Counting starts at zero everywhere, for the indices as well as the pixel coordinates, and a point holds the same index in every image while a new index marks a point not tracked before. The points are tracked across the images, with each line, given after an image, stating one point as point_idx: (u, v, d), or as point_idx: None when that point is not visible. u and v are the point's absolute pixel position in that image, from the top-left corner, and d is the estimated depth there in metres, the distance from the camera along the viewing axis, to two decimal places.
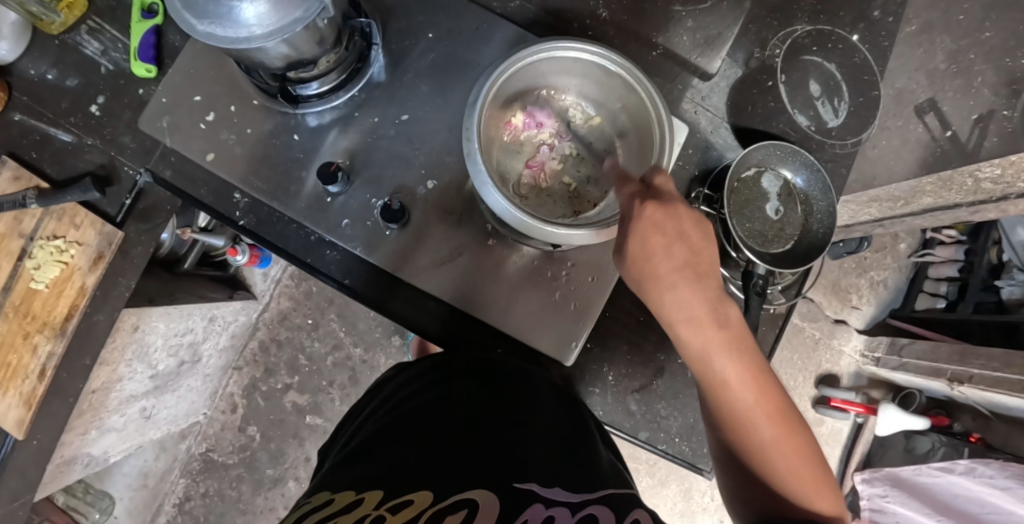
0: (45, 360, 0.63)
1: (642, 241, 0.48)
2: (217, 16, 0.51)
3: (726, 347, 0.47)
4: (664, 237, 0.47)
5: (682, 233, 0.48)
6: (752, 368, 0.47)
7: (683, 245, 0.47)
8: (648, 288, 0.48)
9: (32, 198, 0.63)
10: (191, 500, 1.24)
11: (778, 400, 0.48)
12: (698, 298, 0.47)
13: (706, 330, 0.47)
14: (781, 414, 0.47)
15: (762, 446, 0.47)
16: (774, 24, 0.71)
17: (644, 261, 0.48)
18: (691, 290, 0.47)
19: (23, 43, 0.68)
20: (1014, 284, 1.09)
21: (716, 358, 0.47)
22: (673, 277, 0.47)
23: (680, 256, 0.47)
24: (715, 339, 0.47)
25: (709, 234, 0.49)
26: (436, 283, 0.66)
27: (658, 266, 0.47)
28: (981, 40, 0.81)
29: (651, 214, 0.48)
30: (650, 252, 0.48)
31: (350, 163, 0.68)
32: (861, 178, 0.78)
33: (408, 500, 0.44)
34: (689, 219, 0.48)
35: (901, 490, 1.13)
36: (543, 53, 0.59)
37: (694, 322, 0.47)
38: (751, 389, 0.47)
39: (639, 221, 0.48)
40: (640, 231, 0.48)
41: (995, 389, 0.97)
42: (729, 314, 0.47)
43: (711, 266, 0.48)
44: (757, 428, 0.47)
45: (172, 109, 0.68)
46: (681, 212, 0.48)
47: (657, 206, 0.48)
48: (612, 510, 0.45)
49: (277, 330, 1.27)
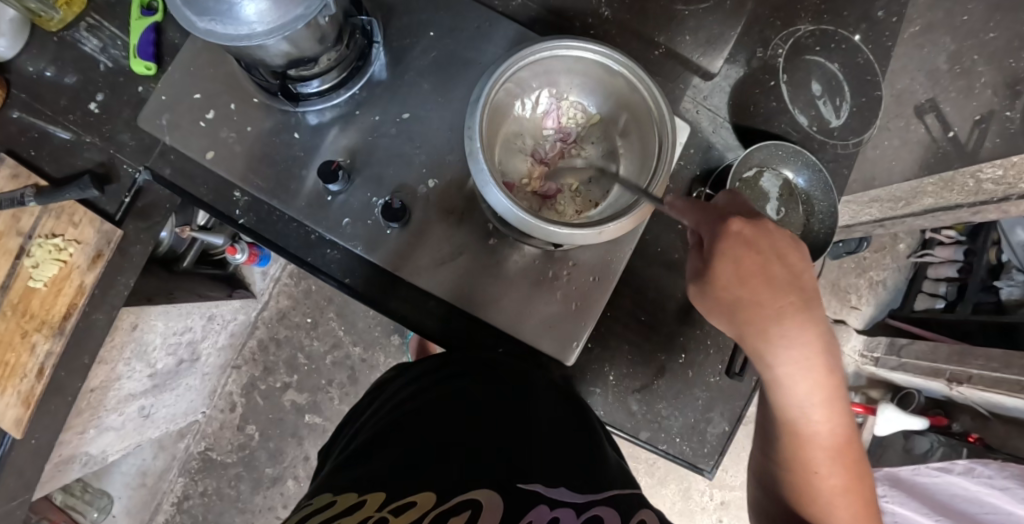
0: (43, 359, 0.63)
1: (744, 266, 0.43)
2: (218, 13, 0.50)
3: (823, 396, 0.45)
4: (767, 264, 0.43)
5: (783, 262, 0.44)
6: (837, 414, 0.46)
7: (786, 276, 0.44)
8: (740, 316, 0.44)
9: (30, 195, 0.62)
10: (190, 499, 1.24)
11: (850, 444, 0.47)
12: (801, 336, 0.43)
13: (806, 372, 0.44)
14: (848, 463, 0.48)
15: (827, 490, 0.47)
16: (777, 24, 0.71)
17: (741, 289, 0.43)
18: (794, 328, 0.43)
19: (22, 39, 0.67)
20: (1013, 285, 1.10)
21: (812, 405, 0.45)
22: (775, 312, 0.43)
23: (780, 289, 0.44)
24: (813, 386, 0.45)
25: (809, 263, 0.45)
26: (438, 282, 0.66)
27: (758, 296, 0.43)
28: (983, 40, 0.81)
29: (745, 231, 0.43)
30: (750, 280, 0.43)
31: (350, 161, 0.67)
32: (860, 178, 0.78)
33: (412, 501, 0.44)
34: (790, 247, 0.44)
35: (899, 490, 1.11)
36: (545, 52, 0.59)
37: (794, 362, 0.44)
38: (832, 435, 0.46)
39: (737, 243, 0.43)
40: (741, 254, 0.43)
41: (994, 390, 0.97)
42: (828, 359, 0.45)
43: (813, 298, 0.44)
44: (826, 473, 0.47)
45: (172, 106, 0.68)
46: (780, 238, 0.44)
47: (756, 228, 0.43)
48: (617, 511, 0.45)
49: (276, 328, 1.27)
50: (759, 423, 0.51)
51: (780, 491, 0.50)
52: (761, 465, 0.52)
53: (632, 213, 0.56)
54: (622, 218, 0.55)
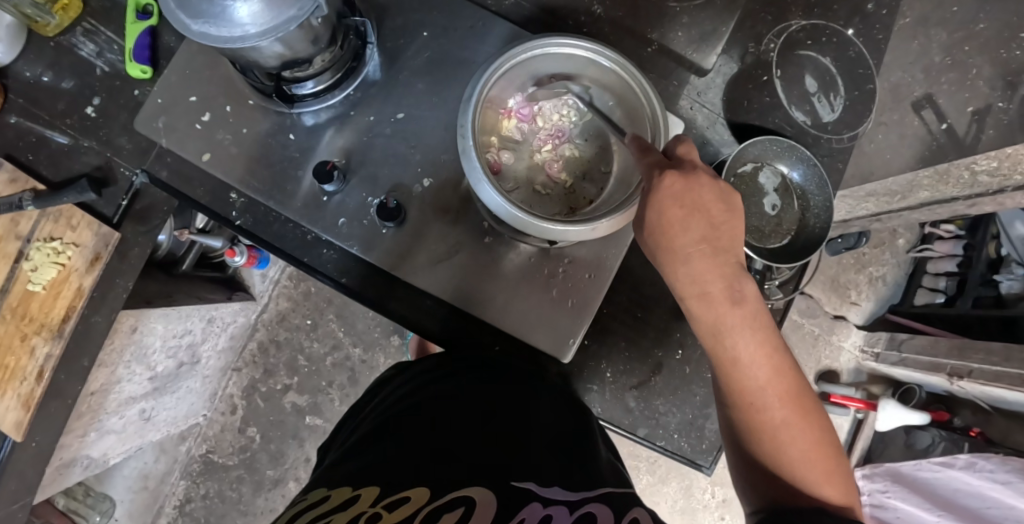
0: (43, 361, 0.63)
1: (659, 211, 0.46)
2: (211, 15, 0.51)
3: (742, 327, 0.46)
4: (682, 208, 0.46)
5: (704, 206, 0.46)
6: (768, 351, 0.46)
7: (703, 218, 0.46)
8: (661, 259, 0.47)
9: (28, 199, 0.63)
10: (192, 501, 1.24)
11: (793, 384, 0.47)
12: (713, 276, 0.46)
13: (724, 311, 0.46)
14: (793, 398, 0.46)
15: (776, 433, 0.46)
16: (768, 19, 0.71)
17: (660, 232, 0.47)
18: (706, 264, 0.46)
19: (19, 44, 0.68)
20: (1012, 279, 1.10)
21: (733, 338, 0.46)
22: (688, 251, 0.46)
23: (696, 228, 0.46)
24: (729, 317, 0.46)
25: (732, 208, 0.47)
26: (434, 281, 0.66)
27: (674, 236, 0.46)
28: (975, 32, 0.81)
29: (674, 185, 0.46)
30: (666, 223, 0.46)
31: (346, 162, 0.68)
32: (857, 172, 0.80)
33: (405, 497, 0.44)
34: (713, 190, 0.46)
35: (901, 485, 1.12)
36: (537, 49, 0.59)
37: (709, 301, 0.46)
38: (766, 372, 0.46)
39: (655, 192, 0.46)
40: (658, 200, 0.46)
41: (995, 384, 0.98)
42: (746, 291, 0.46)
43: (732, 241, 0.46)
44: (769, 413, 0.46)
45: (168, 109, 0.68)
46: (704, 184, 0.46)
47: (677, 176, 0.46)
48: (611, 508, 0.45)
49: (276, 330, 1.28)
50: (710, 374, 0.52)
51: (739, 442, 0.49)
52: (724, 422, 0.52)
53: (625, 209, 0.56)
54: (615, 214, 0.56)
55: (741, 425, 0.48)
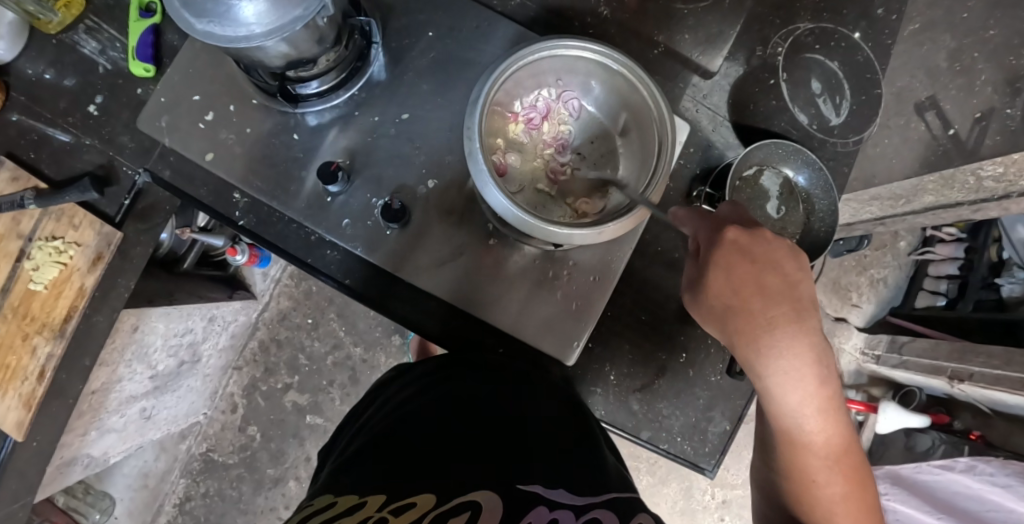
0: (44, 361, 0.62)
1: (736, 278, 0.44)
2: (217, 15, 0.50)
3: (821, 410, 0.44)
4: (762, 276, 0.44)
5: (782, 271, 0.44)
6: (836, 428, 0.46)
7: (780, 282, 0.44)
8: (733, 328, 0.45)
9: (30, 198, 0.62)
10: (192, 500, 1.24)
11: (852, 456, 0.47)
12: (799, 352, 0.43)
13: (805, 389, 0.44)
14: (851, 472, 0.48)
15: (830, 503, 0.48)
16: (777, 22, 0.70)
17: (735, 300, 0.44)
18: (797, 344, 0.43)
19: (21, 42, 0.67)
20: (1013, 282, 1.10)
21: (807, 420, 0.45)
22: (771, 322, 0.43)
23: (781, 300, 0.43)
24: (811, 402, 0.44)
25: (808, 273, 0.45)
26: (437, 282, 0.66)
27: (755, 306, 0.44)
28: (984, 38, 0.81)
29: (739, 240, 0.44)
30: (743, 292, 0.44)
31: (349, 162, 0.67)
32: (861, 176, 0.78)
33: (411, 503, 0.44)
34: (788, 256, 0.44)
35: (900, 488, 1.12)
36: (545, 51, 0.59)
37: (792, 381, 0.43)
38: (832, 449, 0.46)
39: (728, 251, 0.44)
40: (732, 263, 0.44)
41: (995, 387, 0.97)
42: (829, 372, 0.44)
43: (813, 308, 0.44)
44: (827, 486, 0.47)
45: (171, 108, 0.68)
46: (777, 248, 0.44)
47: (745, 232, 0.45)
48: (616, 513, 0.45)
49: (276, 330, 1.27)
50: (761, 434, 0.52)
51: (785, 504, 0.51)
52: (767, 481, 0.52)
53: (632, 212, 0.56)
54: (623, 217, 0.56)
55: (793, 491, 0.49)
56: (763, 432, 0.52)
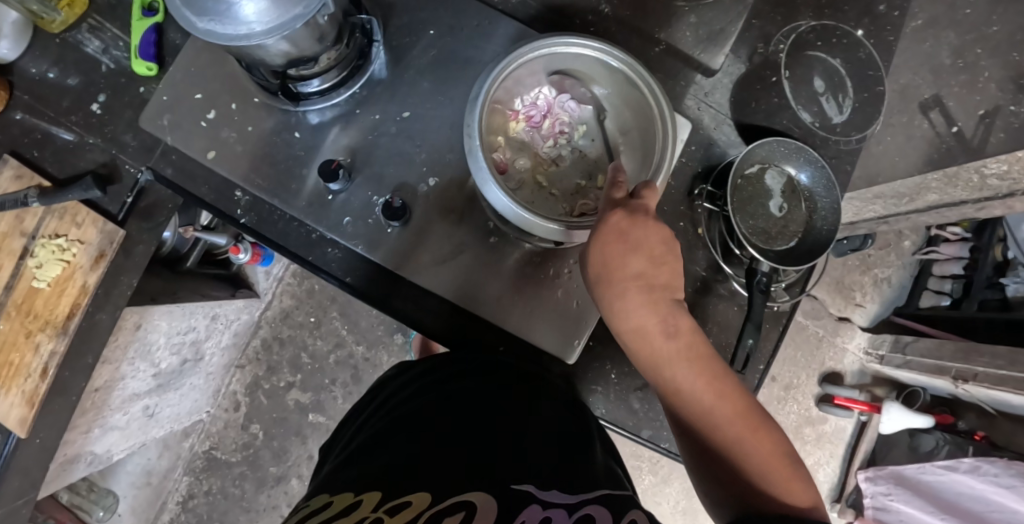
0: (47, 359, 0.63)
1: (604, 250, 0.49)
2: (218, 13, 0.51)
3: (677, 355, 0.48)
4: (623, 248, 0.49)
5: (642, 242, 0.49)
6: (706, 374, 0.48)
7: (642, 251, 0.49)
8: (604, 298, 0.50)
9: (34, 196, 0.63)
10: (195, 498, 1.25)
11: (739, 404, 0.48)
12: (648, 310, 0.48)
13: (664, 340, 0.48)
14: (743, 415, 0.47)
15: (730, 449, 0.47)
16: (778, 19, 0.70)
17: (604, 272, 0.50)
18: (642, 301, 0.49)
19: (24, 41, 0.68)
20: (1018, 281, 1.09)
21: (669, 369, 0.48)
22: (624, 286, 0.49)
23: (637, 264, 0.49)
24: (665, 348, 0.48)
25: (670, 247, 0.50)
26: (438, 281, 0.66)
27: (615, 274, 0.49)
28: (987, 34, 0.80)
29: (621, 223, 0.49)
30: (608, 261, 0.49)
31: (350, 160, 0.67)
32: (865, 175, 0.78)
33: (406, 502, 0.44)
34: (651, 228, 0.49)
35: (904, 488, 1.12)
36: (544, 49, 0.59)
37: (653, 335, 0.48)
38: (707, 393, 0.48)
39: (607, 231, 0.49)
40: (603, 240, 0.49)
41: (999, 388, 0.97)
42: (679, 322, 0.48)
43: (668, 277, 0.50)
44: (719, 431, 0.47)
45: (173, 107, 0.68)
46: (649, 225, 0.49)
47: (625, 215, 0.49)
48: (610, 511, 0.45)
49: (279, 328, 1.28)
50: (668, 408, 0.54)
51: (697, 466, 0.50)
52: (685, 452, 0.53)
53: None
54: None
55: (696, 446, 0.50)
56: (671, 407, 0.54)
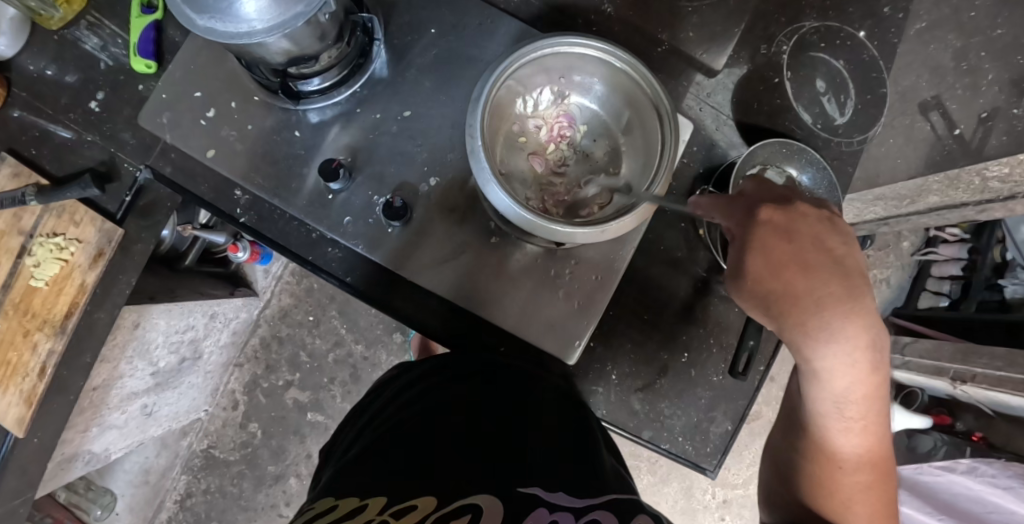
0: (45, 358, 0.62)
1: (773, 253, 0.43)
2: (218, 11, 0.50)
3: (863, 389, 0.43)
4: (801, 250, 0.42)
5: (818, 242, 0.43)
6: (874, 414, 0.45)
7: (826, 258, 0.42)
8: (777, 307, 0.43)
9: (31, 194, 0.62)
10: (192, 496, 1.24)
11: (879, 444, 0.46)
12: (848, 331, 0.41)
13: (855, 371, 0.42)
14: (878, 462, 0.47)
15: (851, 488, 0.46)
16: (782, 20, 0.70)
17: (781, 275, 0.42)
18: (843, 318, 0.41)
19: (22, 37, 0.67)
20: (1017, 283, 1.10)
21: (845, 400, 0.44)
22: (820, 300, 0.42)
23: (828, 275, 0.42)
24: (856, 379, 0.43)
25: (853, 250, 0.43)
26: (438, 281, 0.66)
27: (797, 281, 0.42)
28: (991, 37, 0.80)
29: (776, 222, 0.43)
30: (786, 267, 0.42)
31: (351, 159, 0.67)
32: (865, 177, 0.78)
33: (413, 506, 0.44)
34: (820, 224, 0.44)
35: (901, 488, 1.11)
36: (547, 49, 0.58)
37: (843, 363, 0.42)
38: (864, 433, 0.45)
39: (771, 235, 0.43)
40: (767, 242, 0.43)
41: (1000, 389, 0.97)
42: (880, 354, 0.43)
43: (862, 283, 0.42)
44: (854, 469, 0.46)
45: (172, 105, 0.68)
46: (818, 227, 0.43)
47: (781, 211, 0.44)
48: (616, 514, 0.45)
49: (278, 327, 1.27)
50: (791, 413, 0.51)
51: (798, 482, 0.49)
52: (784, 460, 0.51)
53: (635, 211, 0.55)
54: (624, 216, 0.55)
55: (814, 473, 0.48)
56: (792, 411, 0.51)
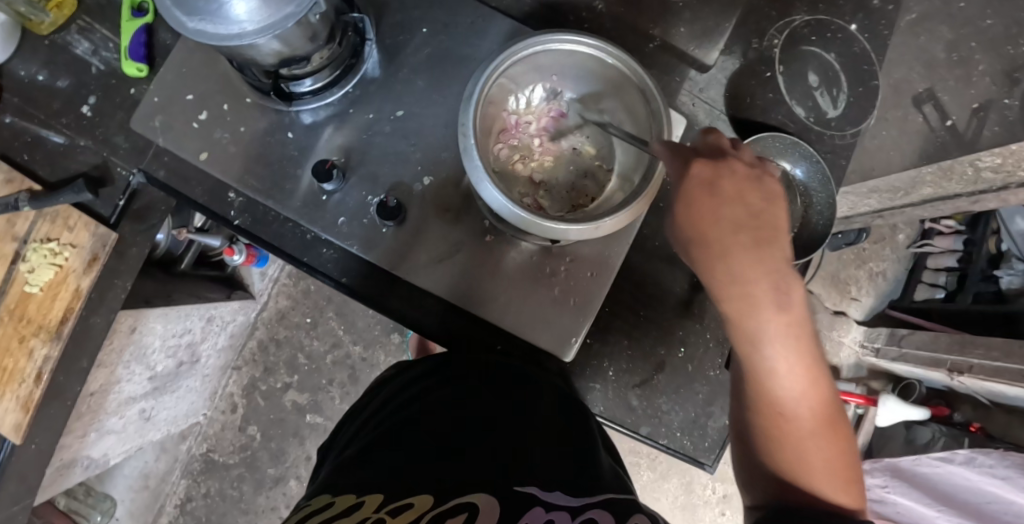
0: (41, 364, 0.62)
1: (692, 202, 0.44)
2: (208, 13, 0.50)
3: (784, 334, 0.42)
4: (719, 201, 0.43)
5: (737, 195, 0.43)
6: (805, 359, 0.43)
7: (739, 204, 0.43)
8: (696, 258, 0.44)
9: (24, 199, 0.62)
10: (193, 500, 1.25)
11: (824, 396, 0.44)
12: (758, 271, 0.41)
13: (766, 310, 0.41)
14: (823, 409, 0.45)
15: (798, 440, 0.45)
16: (773, 15, 0.71)
17: (697, 227, 0.44)
18: (752, 261, 0.42)
19: (13, 43, 0.67)
20: (1012, 274, 1.11)
21: (770, 345, 0.42)
22: (730, 245, 0.42)
23: (741, 221, 0.43)
24: (774, 321, 0.41)
25: (770, 201, 0.44)
26: (434, 280, 0.66)
27: (712, 235, 0.43)
28: (982, 28, 0.81)
29: (703, 173, 0.44)
30: (699, 215, 0.44)
31: (345, 160, 0.67)
32: (859, 169, 0.79)
33: (409, 503, 0.44)
34: (744, 179, 0.44)
35: (900, 480, 1.11)
36: (539, 46, 0.58)
37: (759, 310, 0.41)
38: (800, 379, 0.43)
39: (693, 186, 0.44)
40: (689, 192, 0.44)
41: (994, 379, 0.97)
42: (794, 294, 0.42)
43: (776, 230, 0.43)
44: (798, 422, 0.44)
45: (165, 107, 0.67)
46: (735, 175, 0.44)
47: (705, 163, 0.45)
48: (612, 513, 0.44)
49: (276, 329, 1.27)
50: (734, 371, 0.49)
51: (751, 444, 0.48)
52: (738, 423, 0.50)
53: (629, 207, 0.55)
54: (618, 213, 0.55)
55: (763, 433, 0.46)
56: (734, 371, 0.50)
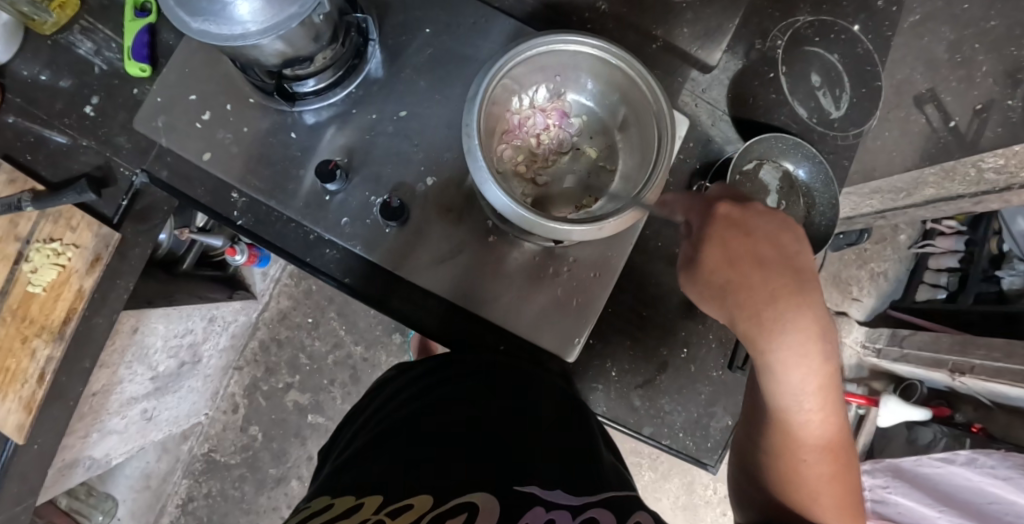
0: (44, 364, 0.62)
1: (727, 249, 0.42)
2: (212, 13, 0.50)
3: (816, 387, 0.42)
4: (758, 250, 0.42)
5: (775, 243, 0.42)
6: (830, 407, 0.43)
7: (776, 254, 0.42)
8: (730, 305, 0.43)
9: (28, 200, 0.62)
10: (194, 500, 1.25)
11: (839, 437, 0.45)
12: (800, 326, 0.40)
13: (804, 364, 0.41)
14: (839, 451, 0.45)
15: (814, 481, 0.45)
16: (776, 15, 0.71)
17: (733, 275, 0.42)
18: (794, 317, 0.40)
19: (15, 43, 0.67)
20: (1014, 274, 1.10)
21: (801, 396, 0.42)
22: (770, 298, 0.41)
23: (781, 272, 0.41)
24: (808, 376, 0.41)
25: (805, 248, 0.43)
26: (437, 280, 0.66)
27: (748, 284, 0.42)
28: (984, 29, 0.81)
29: (736, 218, 0.43)
30: (737, 264, 0.42)
31: (348, 160, 0.67)
32: (861, 170, 0.78)
33: (408, 505, 0.44)
34: (779, 226, 0.43)
35: (901, 481, 1.12)
36: (544, 46, 0.58)
37: (795, 364, 0.41)
38: (824, 427, 0.44)
39: (727, 231, 0.42)
40: (725, 238, 0.42)
41: (995, 379, 0.97)
42: (829, 348, 0.41)
43: (814, 284, 0.42)
44: (816, 465, 0.45)
45: (168, 108, 0.67)
46: (772, 223, 0.43)
47: (741, 209, 0.43)
48: (613, 512, 0.45)
49: (277, 329, 1.27)
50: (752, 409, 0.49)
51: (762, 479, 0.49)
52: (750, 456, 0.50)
53: (632, 208, 0.55)
54: (621, 213, 0.55)
55: (773, 466, 0.47)
56: (751, 408, 0.50)
